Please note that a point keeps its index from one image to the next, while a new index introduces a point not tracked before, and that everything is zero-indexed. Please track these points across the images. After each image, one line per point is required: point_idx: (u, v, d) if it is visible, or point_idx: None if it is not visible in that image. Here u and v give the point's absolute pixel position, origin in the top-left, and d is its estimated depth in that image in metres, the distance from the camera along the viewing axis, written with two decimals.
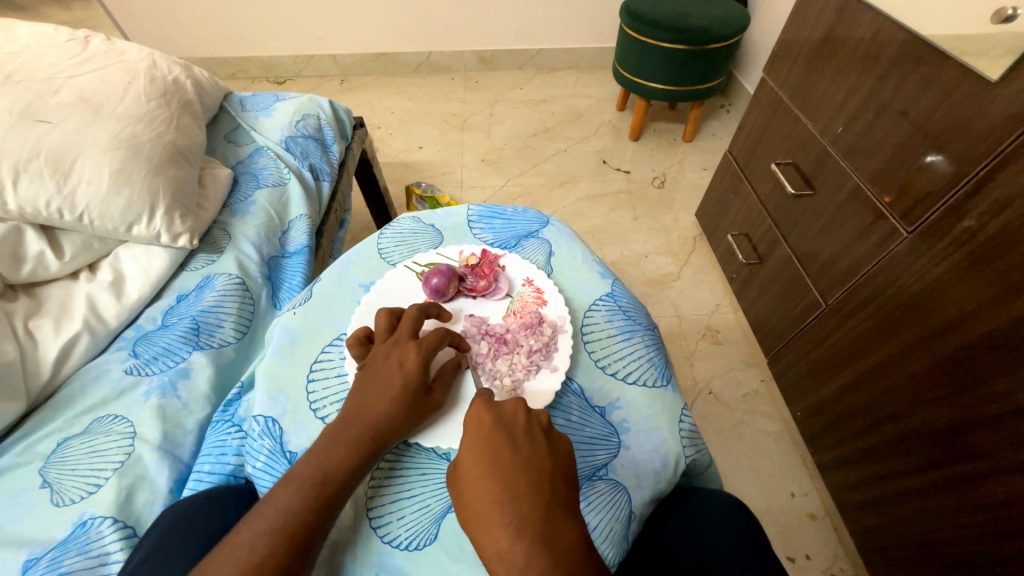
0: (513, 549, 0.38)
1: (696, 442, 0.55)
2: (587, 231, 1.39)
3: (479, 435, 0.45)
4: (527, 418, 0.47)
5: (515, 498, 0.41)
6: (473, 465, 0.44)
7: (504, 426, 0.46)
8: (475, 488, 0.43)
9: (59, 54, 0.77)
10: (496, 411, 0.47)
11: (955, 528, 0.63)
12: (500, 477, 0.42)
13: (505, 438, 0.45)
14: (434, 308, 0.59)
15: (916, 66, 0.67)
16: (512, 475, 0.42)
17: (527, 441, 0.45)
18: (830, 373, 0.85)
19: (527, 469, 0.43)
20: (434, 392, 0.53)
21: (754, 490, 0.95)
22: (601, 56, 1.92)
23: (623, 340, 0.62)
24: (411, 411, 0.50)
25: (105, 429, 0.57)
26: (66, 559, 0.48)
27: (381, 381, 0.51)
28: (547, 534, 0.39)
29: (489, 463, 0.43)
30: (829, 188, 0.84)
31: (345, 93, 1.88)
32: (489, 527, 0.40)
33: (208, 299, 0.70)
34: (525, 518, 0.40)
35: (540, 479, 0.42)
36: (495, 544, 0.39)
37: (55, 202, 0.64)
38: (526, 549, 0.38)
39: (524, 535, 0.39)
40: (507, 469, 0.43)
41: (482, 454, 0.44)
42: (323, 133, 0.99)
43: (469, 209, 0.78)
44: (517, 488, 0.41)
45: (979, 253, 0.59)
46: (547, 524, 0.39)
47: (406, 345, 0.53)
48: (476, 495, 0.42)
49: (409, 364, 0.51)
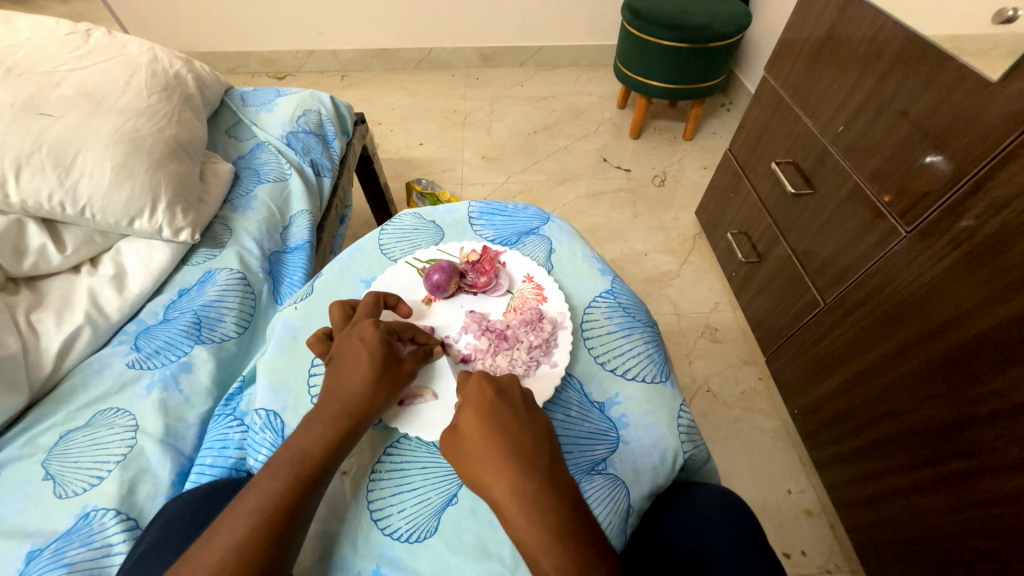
0: (523, 488, 0.41)
1: (694, 437, 0.56)
2: (586, 229, 1.40)
3: (483, 399, 0.47)
4: (522, 394, 0.48)
5: (523, 448, 0.43)
6: (476, 425, 0.45)
7: (504, 395, 0.47)
8: (482, 443, 0.44)
9: (60, 47, 0.77)
10: (495, 383, 0.48)
11: (949, 525, 0.64)
12: (504, 433, 0.44)
13: (507, 403, 0.47)
14: (393, 297, 0.61)
15: (917, 65, 0.67)
16: (518, 430, 0.45)
17: (525, 408, 0.47)
18: (827, 371, 0.86)
19: (529, 427, 0.45)
20: (405, 361, 0.54)
21: (750, 486, 0.96)
22: (601, 53, 1.92)
23: (622, 337, 0.62)
24: (384, 383, 0.51)
25: (107, 422, 0.58)
26: (69, 550, 0.49)
27: (350, 361, 0.51)
28: (553, 477, 0.42)
29: (495, 420, 0.45)
30: (827, 188, 0.85)
31: (345, 89, 1.88)
32: (496, 475, 0.42)
33: (209, 294, 0.70)
34: (532, 464, 0.42)
35: (541, 436, 0.45)
36: (503, 488, 0.41)
37: (57, 195, 0.64)
38: (536, 486, 0.41)
39: (533, 476, 0.41)
40: (514, 426, 0.45)
41: (486, 414, 0.46)
42: (324, 129, 0.99)
43: (470, 206, 0.79)
44: (523, 440, 0.44)
45: (976, 252, 0.59)
46: (552, 471, 0.42)
47: (364, 321, 0.54)
48: (482, 447, 0.44)
49: (371, 340, 0.52)
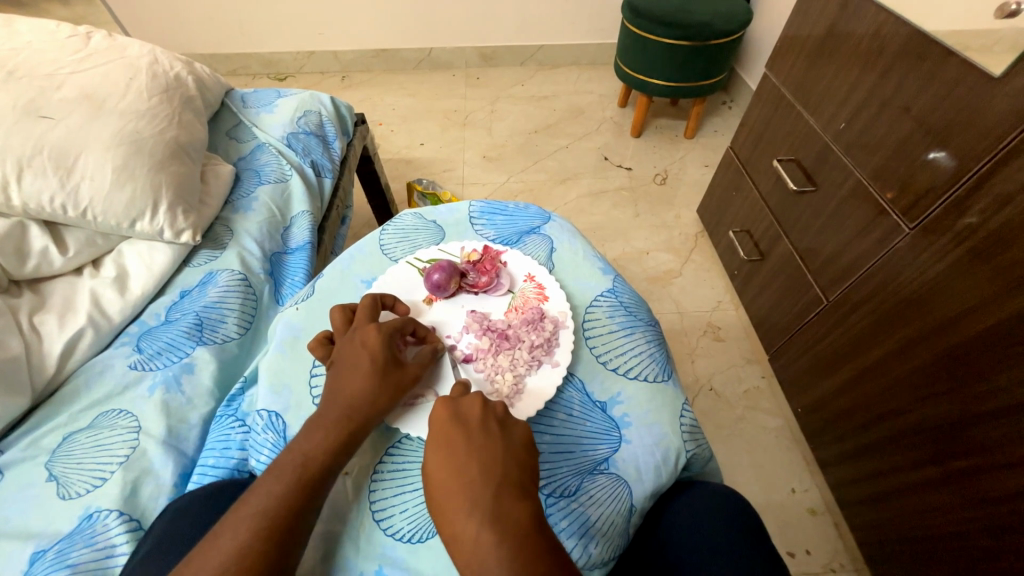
0: (467, 528, 0.40)
1: (697, 437, 0.55)
2: (588, 228, 1.39)
3: (438, 430, 0.47)
4: (483, 412, 0.48)
5: (468, 483, 0.43)
6: (433, 458, 0.46)
7: (459, 421, 0.47)
8: (438, 477, 0.44)
9: (62, 50, 0.77)
10: (450, 407, 0.48)
11: (953, 523, 0.63)
12: (452, 467, 0.44)
13: (460, 431, 0.46)
14: (390, 298, 0.60)
15: (919, 62, 0.67)
16: (466, 463, 0.44)
17: (481, 432, 0.46)
18: (829, 370, 0.86)
19: (479, 457, 0.44)
20: (409, 365, 0.54)
21: (753, 485, 0.96)
22: (601, 52, 1.91)
23: (624, 336, 0.62)
24: (388, 384, 0.51)
25: (110, 423, 0.58)
26: (73, 551, 0.49)
27: (353, 363, 0.51)
28: (497, 514, 0.41)
29: (445, 454, 0.45)
30: (830, 185, 0.84)
31: (346, 90, 1.88)
32: (448, 512, 0.42)
33: (211, 295, 0.70)
34: (475, 501, 0.41)
35: (491, 465, 0.44)
36: (453, 527, 0.41)
37: (58, 197, 0.65)
38: (477, 525, 0.40)
39: (477, 513, 0.41)
40: (462, 458, 0.44)
41: (439, 447, 0.46)
42: (324, 130, 0.99)
43: (470, 205, 0.79)
44: (469, 474, 0.43)
45: (980, 248, 0.59)
46: (498, 505, 0.41)
47: (365, 326, 0.54)
48: (437, 482, 0.44)
49: (374, 345, 0.52)
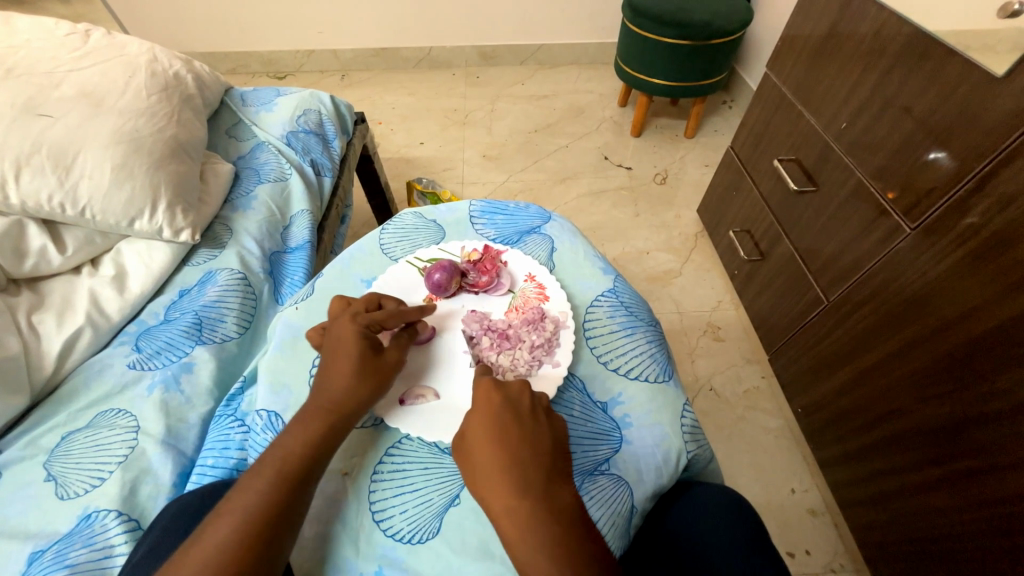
0: (517, 509, 0.41)
1: (697, 438, 0.55)
2: (588, 227, 1.39)
3: (489, 409, 0.47)
4: (532, 399, 0.49)
5: (520, 466, 0.43)
6: (482, 434, 0.46)
7: (510, 403, 0.48)
8: (484, 454, 0.45)
9: (60, 48, 0.77)
10: (503, 391, 0.49)
11: (954, 525, 0.63)
12: (506, 447, 0.44)
13: (512, 414, 0.47)
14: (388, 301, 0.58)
15: (921, 61, 0.66)
16: (519, 445, 0.45)
17: (531, 416, 0.47)
18: (830, 370, 0.86)
19: (532, 442, 0.45)
20: (388, 352, 0.54)
21: (754, 485, 0.96)
22: (601, 51, 1.91)
23: (625, 336, 0.62)
24: (366, 371, 0.51)
25: (109, 423, 0.57)
26: (71, 551, 0.49)
27: (331, 355, 0.52)
28: (548, 498, 0.42)
29: (498, 434, 0.45)
30: (831, 185, 0.84)
31: (346, 89, 1.88)
32: (494, 488, 0.43)
33: (209, 295, 0.70)
34: (528, 483, 0.43)
35: (544, 451, 0.45)
36: (499, 504, 0.42)
37: (57, 196, 0.64)
38: (529, 508, 0.41)
39: (528, 497, 0.42)
40: (514, 439, 0.45)
41: (491, 425, 0.46)
42: (323, 129, 0.99)
43: (471, 205, 0.78)
44: (522, 457, 0.44)
45: (982, 249, 0.59)
46: (549, 491, 0.43)
47: (344, 319, 0.54)
48: (484, 459, 0.45)
49: (350, 340, 0.52)
